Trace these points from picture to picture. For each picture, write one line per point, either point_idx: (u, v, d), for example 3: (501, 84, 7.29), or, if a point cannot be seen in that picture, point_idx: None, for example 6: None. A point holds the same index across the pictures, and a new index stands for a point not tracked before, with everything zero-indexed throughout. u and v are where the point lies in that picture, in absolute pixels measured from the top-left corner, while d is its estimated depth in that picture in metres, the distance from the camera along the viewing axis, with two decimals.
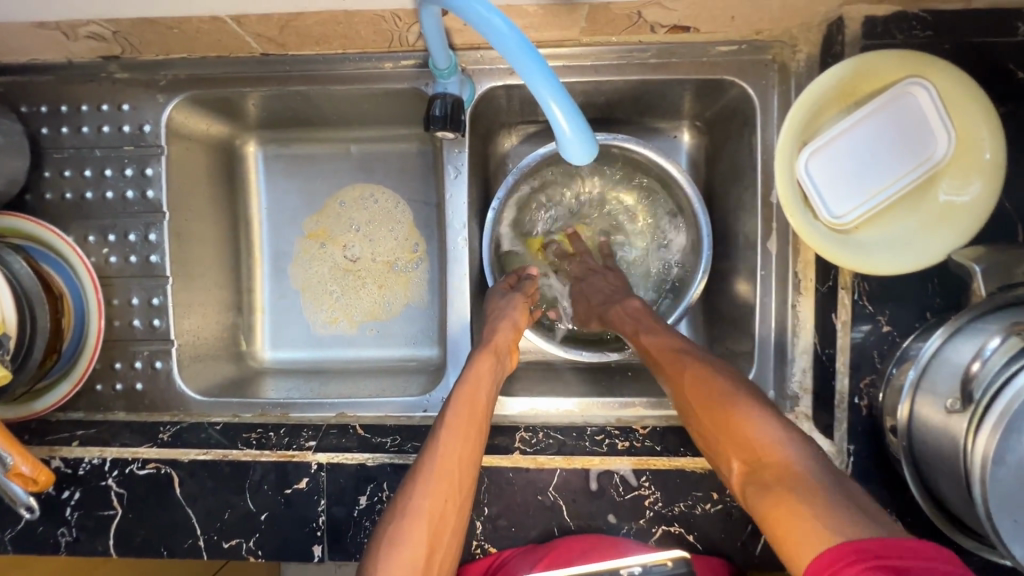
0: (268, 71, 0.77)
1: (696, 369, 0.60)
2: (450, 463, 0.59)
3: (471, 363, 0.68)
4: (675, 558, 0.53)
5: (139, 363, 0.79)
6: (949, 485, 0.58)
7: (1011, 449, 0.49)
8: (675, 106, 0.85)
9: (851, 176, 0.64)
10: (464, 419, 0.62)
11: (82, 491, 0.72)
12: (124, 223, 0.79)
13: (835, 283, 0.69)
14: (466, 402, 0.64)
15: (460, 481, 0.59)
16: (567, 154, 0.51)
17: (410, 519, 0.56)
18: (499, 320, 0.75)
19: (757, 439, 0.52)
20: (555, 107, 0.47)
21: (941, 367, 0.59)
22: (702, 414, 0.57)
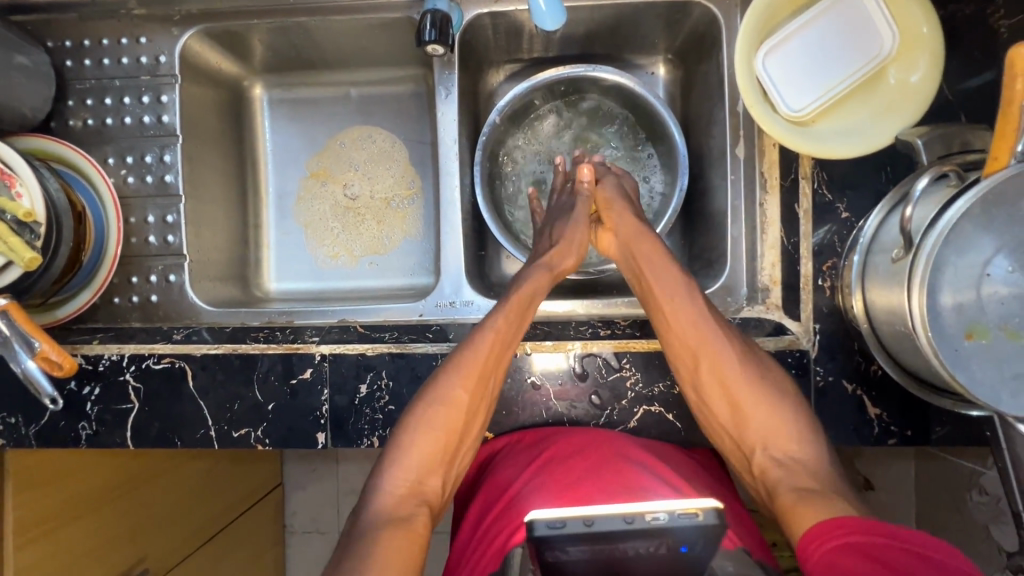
0: (274, 4, 0.84)
1: (728, 360, 0.68)
2: (488, 369, 0.69)
3: (528, 274, 0.76)
4: (705, 511, 0.55)
5: (154, 277, 0.85)
6: (900, 336, 0.63)
7: (943, 283, 0.55)
8: (650, 38, 0.92)
9: (806, 72, 0.71)
10: (509, 330, 0.71)
11: (101, 387, 0.77)
12: (141, 146, 0.85)
13: (797, 175, 0.75)
14: (514, 315, 0.72)
15: (491, 382, 0.70)
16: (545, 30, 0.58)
17: (446, 408, 0.67)
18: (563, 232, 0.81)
19: (790, 436, 0.66)
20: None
21: (886, 232, 0.64)
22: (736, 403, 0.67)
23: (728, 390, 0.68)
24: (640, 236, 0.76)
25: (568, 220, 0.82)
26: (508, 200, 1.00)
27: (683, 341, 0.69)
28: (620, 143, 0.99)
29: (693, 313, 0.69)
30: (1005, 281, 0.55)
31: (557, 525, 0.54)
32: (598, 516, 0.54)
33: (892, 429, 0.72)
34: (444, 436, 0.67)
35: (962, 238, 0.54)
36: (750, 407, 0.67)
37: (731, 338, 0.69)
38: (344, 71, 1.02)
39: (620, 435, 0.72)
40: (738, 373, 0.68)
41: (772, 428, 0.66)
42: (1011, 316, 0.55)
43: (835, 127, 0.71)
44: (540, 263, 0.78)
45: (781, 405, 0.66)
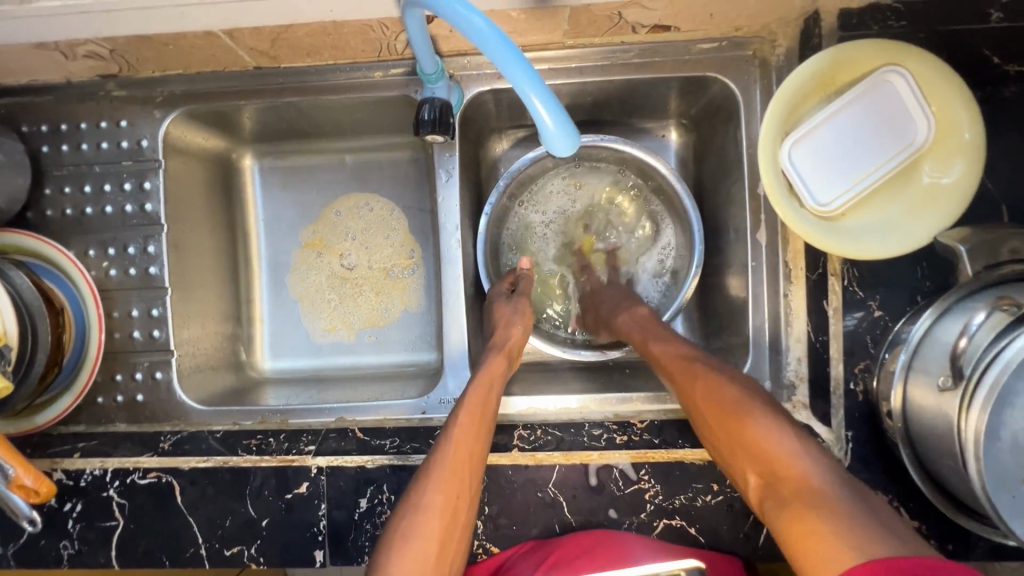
0: (262, 84, 0.78)
1: (702, 380, 0.63)
2: (460, 460, 0.64)
3: (485, 362, 0.74)
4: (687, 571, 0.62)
5: (139, 375, 0.80)
6: (944, 464, 0.58)
7: (1005, 425, 0.50)
8: (661, 104, 0.86)
9: (834, 165, 0.65)
10: (475, 417, 0.67)
11: (84, 503, 0.72)
12: (124, 236, 0.80)
13: (824, 271, 0.69)
14: (478, 399, 0.69)
15: (466, 475, 0.64)
16: (555, 152, 0.52)
17: (423, 514, 0.61)
18: (511, 323, 0.79)
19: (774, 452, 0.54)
20: (535, 98, 0.48)
21: (931, 346, 0.59)
22: (715, 424, 0.59)
23: (711, 406, 0.60)
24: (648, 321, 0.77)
25: (512, 306, 0.80)
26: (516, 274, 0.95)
27: (671, 379, 0.67)
28: (632, 213, 0.95)
29: (670, 356, 0.69)
30: None
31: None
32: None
33: (932, 543, 0.67)
34: (423, 544, 0.60)
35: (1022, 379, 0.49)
36: (733, 419, 0.58)
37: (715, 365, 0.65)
38: (339, 138, 0.96)
39: (632, 546, 0.67)
40: (723, 389, 0.61)
41: (760, 450, 0.55)
42: None
43: (865, 221, 0.66)
44: (493, 347, 0.76)
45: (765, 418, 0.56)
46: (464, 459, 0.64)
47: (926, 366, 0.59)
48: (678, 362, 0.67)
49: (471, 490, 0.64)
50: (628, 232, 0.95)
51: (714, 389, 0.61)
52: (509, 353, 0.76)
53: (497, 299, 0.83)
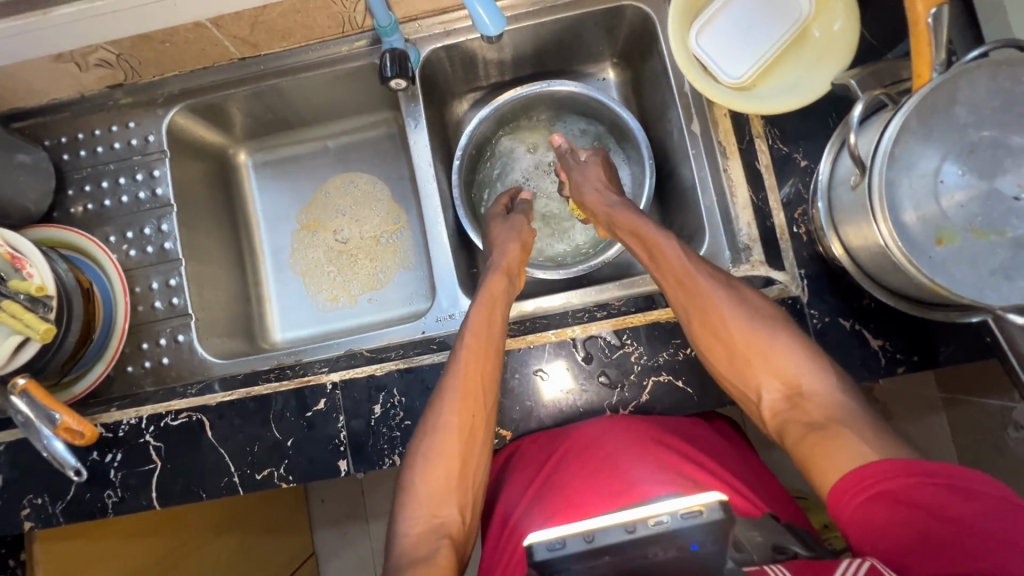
0: (247, 72, 0.91)
1: (723, 300, 0.70)
2: (472, 379, 0.71)
3: (485, 284, 0.80)
4: (709, 504, 0.48)
5: (163, 340, 0.88)
6: (877, 260, 0.66)
7: (901, 197, 0.58)
8: (594, 45, 0.99)
9: (737, 44, 0.77)
10: (480, 341, 0.73)
11: (123, 451, 0.78)
12: (139, 220, 0.90)
13: (751, 137, 0.79)
14: (481, 327, 0.74)
15: (474, 398, 0.70)
16: (489, 33, 0.68)
17: (441, 433, 0.69)
18: (506, 244, 0.86)
19: (792, 368, 0.66)
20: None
21: (838, 181, 0.69)
22: (736, 337, 0.69)
23: (721, 329, 0.70)
24: (619, 211, 0.83)
25: (510, 225, 0.89)
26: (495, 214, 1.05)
27: (677, 291, 0.73)
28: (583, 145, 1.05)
29: (679, 263, 0.73)
30: (959, 186, 0.58)
31: (559, 546, 0.47)
32: (597, 528, 0.48)
33: (899, 357, 0.73)
34: (445, 460, 0.68)
35: (905, 149, 0.58)
36: (756, 342, 0.68)
37: (714, 277, 0.72)
38: (321, 126, 1.09)
39: (621, 430, 0.71)
40: (731, 313, 0.70)
41: (771, 365, 0.67)
42: (975, 216, 0.58)
43: (776, 83, 0.76)
44: (493, 268, 0.82)
45: (774, 339, 0.68)
46: (473, 380, 0.71)
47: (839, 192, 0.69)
48: (683, 271, 0.73)
49: (485, 406, 0.71)
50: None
51: (722, 310, 0.70)
52: (510, 271, 0.83)
53: (494, 220, 0.93)
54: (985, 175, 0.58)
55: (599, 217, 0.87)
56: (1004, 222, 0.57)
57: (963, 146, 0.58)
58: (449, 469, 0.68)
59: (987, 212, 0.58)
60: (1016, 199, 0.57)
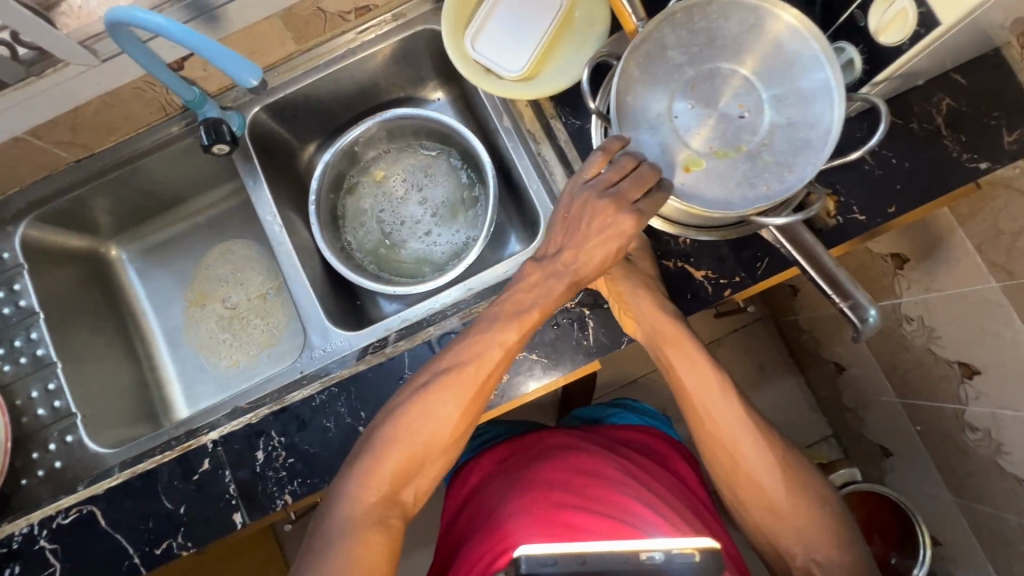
0: (87, 172, 0.96)
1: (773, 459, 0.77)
2: (469, 402, 0.72)
3: (547, 280, 0.71)
4: (701, 549, 0.60)
5: (53, 445, 0.89)
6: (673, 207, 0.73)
7: (643, 141, 0.66)
8: (413, 72, 1.06)
9: (512, 40, 0.84)
10: (495, 368, 0.72)
11: (21, 562, 0.78)
12: (8, 334, 0.92)
13: (550, 119, 0.86)
14: (514, 337, 0.71)
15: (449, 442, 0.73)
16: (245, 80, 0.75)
17: (433, 420, 0.71)
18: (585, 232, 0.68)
19: (822, 533, 0.75)
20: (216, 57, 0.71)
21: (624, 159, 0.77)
22: (784, 496, 0.76)
23: (760, 493, 0.76)
24: (668, 323, 0.77)
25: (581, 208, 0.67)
26: (365, 246, 1.07)
27: (726, 436, 0.78)
28: (437, 170, 1.09)
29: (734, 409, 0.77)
30: (691, 118, 0.65)
31: (548, 563, 0.59)
32: (590, 554, 0.60)
33: (723, 280, 0.79)
34: (427, 451, 0.72)
35: (635, 97, 0.66)
36: (797, 498, 0.76)
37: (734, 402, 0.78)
38: (186, 204, 1.13)
39: (605, 462, 0.88)
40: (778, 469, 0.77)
41: (804, 529, 0.75)
42: (715, 140, 0.64)
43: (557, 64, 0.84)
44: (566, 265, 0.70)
45: (809, 499, 0.76)
46: (471, 402, 0.72)
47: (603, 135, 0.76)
48: (740, 421, 0.77)
49: (471, 417, 0.73)
50: (440, 183, 1.09)
51: (763, 467, 0.76)
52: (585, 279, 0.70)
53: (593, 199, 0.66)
54: (710, 104, 0.65)
55: (640, 325, 0.77)
56: (738, 139, 0.64)
57: (682, 85, 0.65)
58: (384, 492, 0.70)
59: (725, 134, 0.64)
60: (741, 117, 0.64)
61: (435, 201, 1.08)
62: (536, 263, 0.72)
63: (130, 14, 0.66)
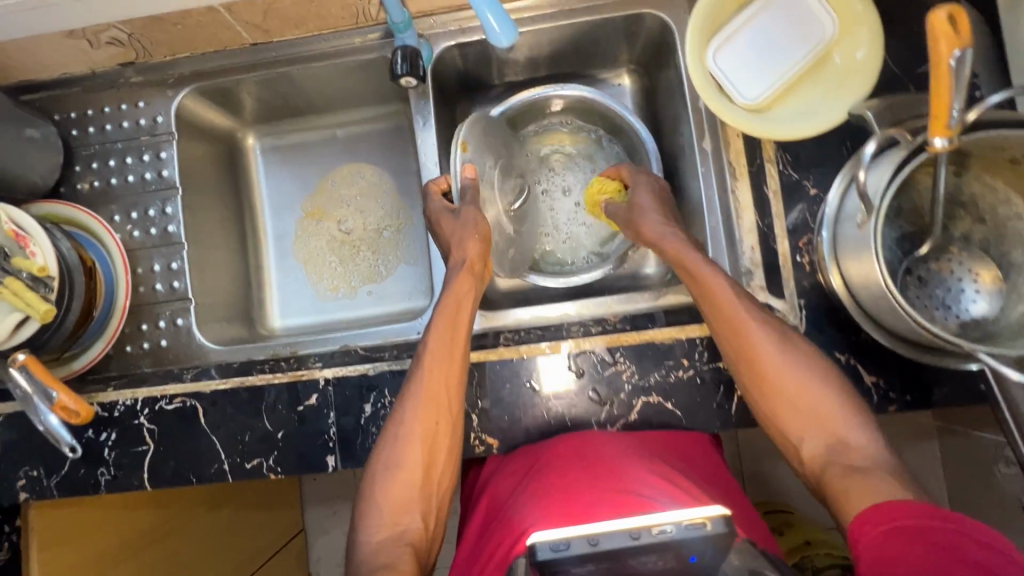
0: (259, 58, 0.90)
1: (786, 363, 0.68)
2: (442, 343, 0.74)
3: (451, 283, 0.78)
4: (713, 519, 0.51)
5: (162, 322, 0.89)
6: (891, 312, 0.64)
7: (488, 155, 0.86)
8: (611, 50, 0.96)
9: (756, 62, 0.74)
10: (446, 340, 0.74)
11: (117, 432, 0.79)
12: (144, 201, 0.90)
13: (762, 161, 0.78)
14: (446, 319, 0.75)
15: (446, 401, 0.72)
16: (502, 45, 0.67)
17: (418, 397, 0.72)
18: (461, 237, 0.80)
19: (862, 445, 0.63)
20: (490, 14, 0.65)
21: (844, 223, 0.69)
22: (800, 396, 0.67)
23: (771, 386, 0.68)
24: (680, 250, 0.74)
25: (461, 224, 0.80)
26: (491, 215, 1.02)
27: (737, 358, 0.70)
28: (580, 146, 1.02)
29: (766, 354, 0.68)
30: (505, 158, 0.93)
31: (561, 547, 0.51)
32: (602, 533, 0.52)
33: (892, 395, 0.73)
34: (420, 425, 0.71)
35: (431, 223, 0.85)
36: (812, 398, 0.66)
37: (807, 363, 0.68)
38: (332, 114, 1.07)
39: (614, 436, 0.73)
40: (791, 368, 0.67)
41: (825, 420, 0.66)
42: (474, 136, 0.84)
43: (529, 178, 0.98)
44: (458, 266, 0.79)
45: (823, 383, 0.67)
46: (442, 377, 0.72)
47: (500, 255, 0.90)
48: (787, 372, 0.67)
49: (456, 382, 0.73)
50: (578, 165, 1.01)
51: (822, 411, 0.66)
52: (475, 268, 0.80)
53: (441, 213, 0.84)
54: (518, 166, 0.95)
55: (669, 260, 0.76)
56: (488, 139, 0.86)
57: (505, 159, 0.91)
58: (417, 467, 0.71)
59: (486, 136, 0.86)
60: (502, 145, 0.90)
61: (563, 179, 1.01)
62: (450, 275, 0.80)
63: None
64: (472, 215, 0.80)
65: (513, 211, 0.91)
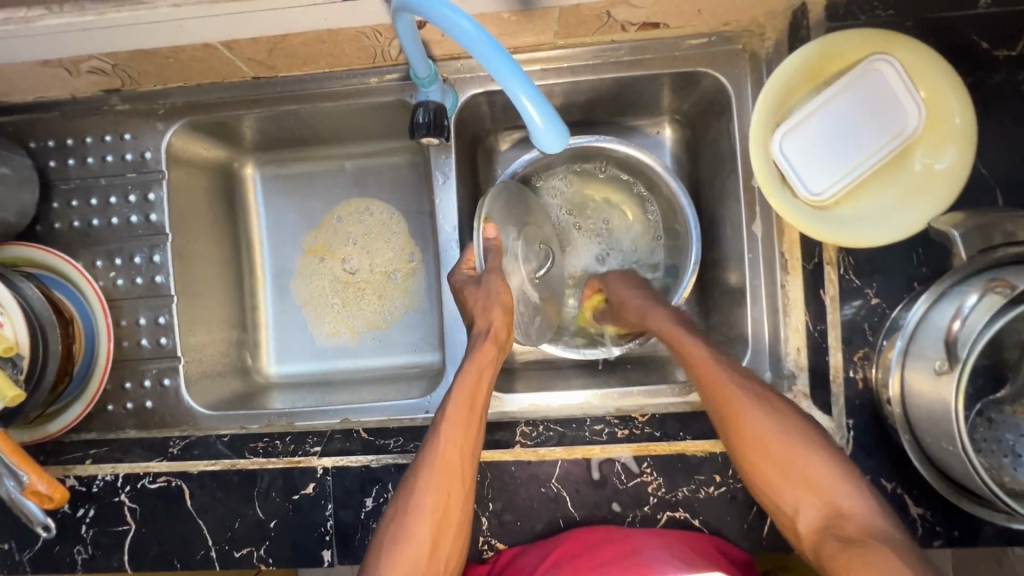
0: (261, 93, 0.80)
1: (805, 461, 0.59)
2: (457, 419, 0.65)
3: (473, 348, 0.68)
4: None
5: (148, 381, 0.82)
6: (952, 460, 0.58)
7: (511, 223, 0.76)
8: (655, 103, 0.86)
9: (826, 154, 0.66)
10: (463, 413, 0.65)
11: (96, 508, 0.74)
12: (130, 246, 0.82)
13: (820, 260, 0.70)
14: (466, 391, 0.66)
15: (459, 472, 0.64)
16: (544, 148, 0.52)
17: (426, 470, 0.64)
18: (488, 305, 0.69)
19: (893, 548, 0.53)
20: (525, 101, 0.49)
21: (927, 331, 0.60)
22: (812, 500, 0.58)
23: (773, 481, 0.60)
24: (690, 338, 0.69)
25: (484, 291, 0.69)
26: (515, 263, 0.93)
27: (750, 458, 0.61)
28: (616, 198, 0.92)
29: (781, 450, 0.60)
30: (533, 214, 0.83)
31: None
32: None
33: (938, 529, 0.66)
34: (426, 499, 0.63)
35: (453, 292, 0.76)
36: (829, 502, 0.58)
37: (835, 461, 0.59)
38: (339, 145, 0.96)
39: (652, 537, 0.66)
40: (817, 474, 0.59)
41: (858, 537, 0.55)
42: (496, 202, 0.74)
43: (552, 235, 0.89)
44: (481, 332, 0.69)
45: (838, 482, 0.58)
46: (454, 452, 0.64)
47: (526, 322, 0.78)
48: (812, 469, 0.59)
49: (466, 461, 0.64)
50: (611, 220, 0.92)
51: (872, 520, 0.56)
52: (499, 337, 0.69)
53: (465, 284, 0.72)
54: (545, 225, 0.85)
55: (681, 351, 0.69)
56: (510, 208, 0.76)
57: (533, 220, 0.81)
58: (423, 544, 0.61)
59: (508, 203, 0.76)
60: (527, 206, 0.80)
61: (592, 232, 0.92)
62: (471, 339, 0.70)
63: (434, 10, 0.49)
64: (495, 282, 0.69)
65: (538, 279, 0.79)
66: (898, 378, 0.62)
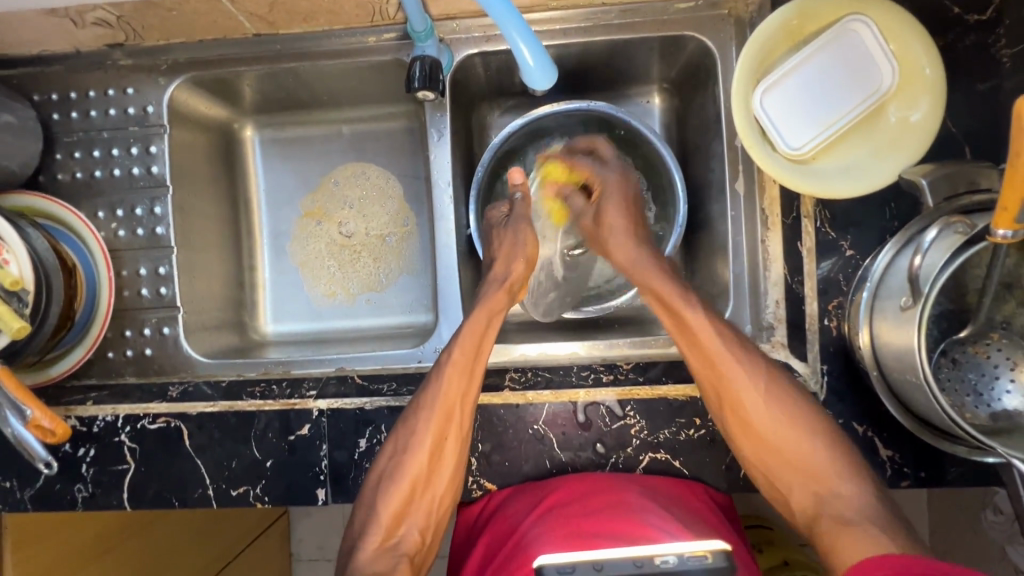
0: (262, 50, 0.83)
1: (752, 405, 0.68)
2: (459, 366, 0.71)
3: (484, 297, 0.77)
4: (715, 551, 0.52)
5: (148, 330, 0.84)
6: (918, 396, 0.61)
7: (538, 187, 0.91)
8: (644, 70, 0.88)
9: (805, 110, 0.69)
10: (466, 360, 0.71)
11: (97, 448, 0.76)
12: (131, 198, 0.84)
13: (799, 214, 0.73)
14: (471, 343, 0.72)
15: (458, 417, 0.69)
16: (536, 83, 0.60)
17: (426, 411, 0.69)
18: (510, 251, 0.81)
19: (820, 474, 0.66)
20: (526, 50, 0.56)
21: (894, 275, 0.63)
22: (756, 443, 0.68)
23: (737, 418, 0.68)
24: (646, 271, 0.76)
25: (514, 236, 0.82)
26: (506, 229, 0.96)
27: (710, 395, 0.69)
28: None
29: (736, 391, 0.68)
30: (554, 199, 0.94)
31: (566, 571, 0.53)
32: (607, 559, 0.53)
33: (906, 470, 0.70)
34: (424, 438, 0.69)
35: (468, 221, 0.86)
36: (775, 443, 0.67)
37: (788, 405, 0.68)
38: (337, 110, 0.98)
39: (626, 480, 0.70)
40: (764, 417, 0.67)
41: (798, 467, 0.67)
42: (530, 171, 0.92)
43: None
44: (496, 282, 0.79)
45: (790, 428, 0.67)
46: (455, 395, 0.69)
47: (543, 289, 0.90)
48: (762, 415, 0.68)
49: (466, 405, 0.70)
50: None
51: (817, 454, 0.66)
52: (512, 288, 0.79)
53: (498, 223, 0.85)
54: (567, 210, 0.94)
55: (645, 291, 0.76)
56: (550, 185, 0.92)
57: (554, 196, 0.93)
58: (420, 478, 0.69)
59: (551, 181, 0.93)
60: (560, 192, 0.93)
61: None
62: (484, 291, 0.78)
63: None
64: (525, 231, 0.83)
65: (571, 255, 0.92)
66: (867, 332, 0.66)
